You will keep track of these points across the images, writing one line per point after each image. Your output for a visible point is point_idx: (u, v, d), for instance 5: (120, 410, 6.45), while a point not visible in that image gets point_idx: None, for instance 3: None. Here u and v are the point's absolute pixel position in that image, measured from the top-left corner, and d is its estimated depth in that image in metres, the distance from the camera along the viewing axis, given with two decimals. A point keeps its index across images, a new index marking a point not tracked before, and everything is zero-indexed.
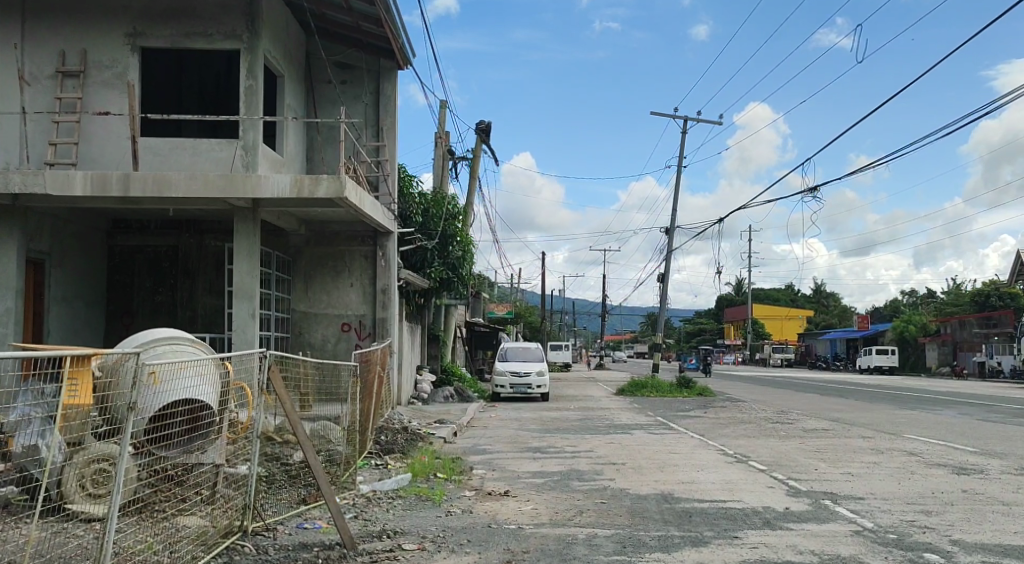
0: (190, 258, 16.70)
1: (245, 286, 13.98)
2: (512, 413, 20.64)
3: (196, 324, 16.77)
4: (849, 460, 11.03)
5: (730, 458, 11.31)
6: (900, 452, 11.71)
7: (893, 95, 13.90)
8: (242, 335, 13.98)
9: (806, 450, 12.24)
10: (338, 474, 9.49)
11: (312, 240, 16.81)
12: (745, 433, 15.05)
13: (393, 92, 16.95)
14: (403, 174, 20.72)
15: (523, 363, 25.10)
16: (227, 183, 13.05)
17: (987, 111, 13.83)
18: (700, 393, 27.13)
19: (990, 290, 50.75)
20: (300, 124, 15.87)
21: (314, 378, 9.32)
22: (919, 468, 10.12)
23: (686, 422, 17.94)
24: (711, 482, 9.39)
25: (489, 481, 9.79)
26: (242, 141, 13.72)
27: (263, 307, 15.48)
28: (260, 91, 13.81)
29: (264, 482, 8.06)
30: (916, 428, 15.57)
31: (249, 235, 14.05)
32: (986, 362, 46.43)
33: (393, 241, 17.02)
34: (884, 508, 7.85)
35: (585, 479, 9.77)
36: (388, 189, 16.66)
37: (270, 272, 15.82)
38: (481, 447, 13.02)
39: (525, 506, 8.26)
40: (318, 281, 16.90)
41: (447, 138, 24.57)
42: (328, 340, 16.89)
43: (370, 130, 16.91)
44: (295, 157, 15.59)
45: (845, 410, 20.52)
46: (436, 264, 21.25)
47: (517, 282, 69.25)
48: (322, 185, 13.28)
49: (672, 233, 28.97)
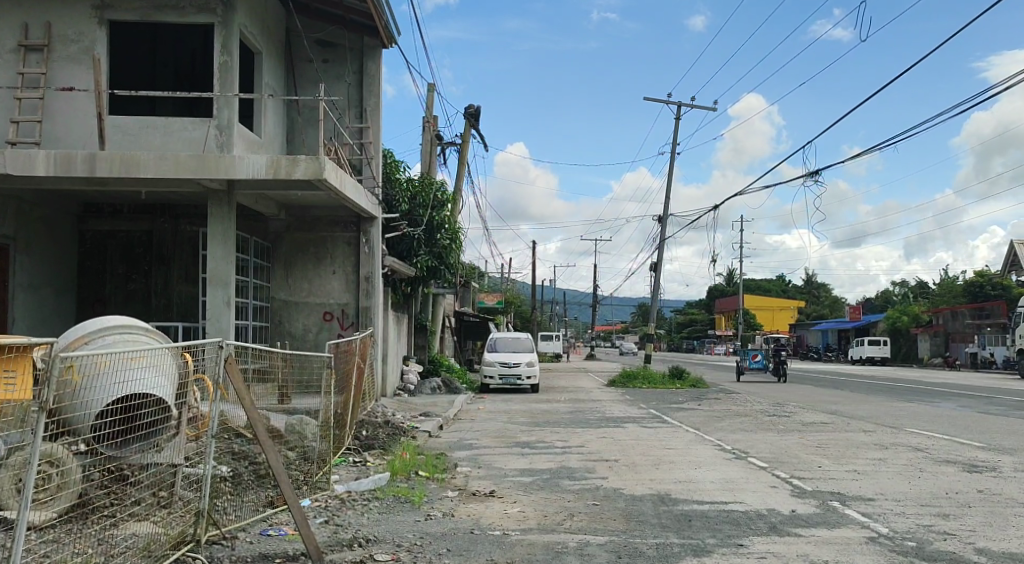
0: (165, 243, 15.97)
1: (219, 273, 13.32)
2: (501, 405, 20.04)
3: (171, 313, 16.07)
4: (853, 456, 10.45)
5: (729, 454, 10.72)
6: (906, 447, 11.15)
7: (899, 74, 13.28)
8: (217, 324, 13.35)
9: (807, 446, 11.66)
10: (311, 473, 8.86)
11: (293, 226, 16.13)
12: (742, 427, 14.48)
13: (377, 71, 16.23)
14: (389, 158, 20.04)
15: (512, 353, 24.50)
16: (199, 164, 12.39)
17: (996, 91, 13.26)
18: (693, 384, 26.59)
19: (982, 280, 50.45)
20: (279, 103, 15.19)
21: (289, 369, 8.71)
22: (929, 466, 9.55)
23: (680, 414, 17.38)
24: (710, 481, 8.80)
25: (474, 480, 9.18)
26: (217, 120, 13.05)
27: (240, 296, 14.80)
28: (235, 67, 13.12)
29: (228, 483, 7.42)
30: (918, 421, 15.04)
31: (224, 220, 13.38)
32: (979, 353, 46.17)
33: (377, 226, 16.32)
34: (897, 511, 7.27)
35: (576, 478, 9.18)
36: (372, 173, 15.96)
37: (248, 259, 15.13)
38: (467, 442, 12.41)
39: (511, 509, 7.67)
40: (299, 268, 16.22)
41: (436, 122, 23.87)
42: (309, 330, 16.22)
43: (353, 111, 16.21)
44: (274, 138, 14.92)
45: (842, 402, 20.01)
46: (422, 252, 20.58)
47: (507, 273, 68.67)
48: (300, 166, 12.61)
49: (665, 221, 28.36)
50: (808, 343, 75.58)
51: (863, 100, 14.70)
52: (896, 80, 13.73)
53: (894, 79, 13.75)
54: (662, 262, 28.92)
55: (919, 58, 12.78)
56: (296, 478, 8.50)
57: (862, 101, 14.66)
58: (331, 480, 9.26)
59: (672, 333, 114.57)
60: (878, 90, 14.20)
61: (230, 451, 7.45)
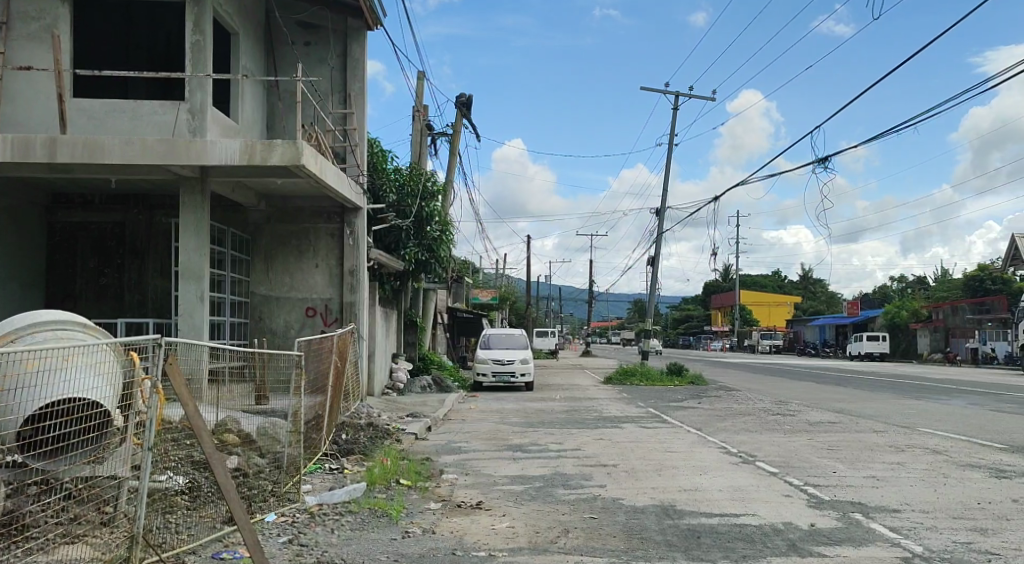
0: (139, 236, 15.18)
1: (192, 266, 12.54)
2: (493, 404, 19.30)
3: (145, 309, 15.28)
4: (870, 461, 9.69)
5: (735, 459, 9.97)
6: (923, 450, 10.41)
7: (913, 54, 12.49)
8: (191, 320, 12.58)
9: (817, 448, 10.91)
10: (280, 483, 8.06)
11: (274, 217, 15.33)
12: (747, 427, 13.72)
13: (361, 55, 15.39)
14: (376, 148, 19.26)
15: (506, 350, 23.73)
16: (168, 149, 11.59)
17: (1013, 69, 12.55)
18: (692, 382, 25.84)
19: (983, 274, 49.78)
20: (258, 88, 14.38)
21: (263, 367, 7.98)
22: (953, 471, 8.79)
23: (681, 413, 16.63)
24: (717, 489, 8.06)
25: (460, 490, 8.41)
26: (189, 103, 12.26)
27: (216, 291, 14.03)
28: (208, 47, 12.33)
29: (184, 497, 6.67)
30: (930, 420, 14.31)
31: (196, 209, 12.57)
32: (979, 349, 45.54)
33: (362, 217, 15.54)
34: (927, 524, 6.50)
35: (571, 486, 8.43)
36: (356, 161, 15.14)
37: (224, 252, 14.36)
38: (456, 446, 11.64)
39: (499, 524, 6.91)
40: (280, 262, 15.43)
41: (426, 112, 23.05)
42: (291, 326, 15.42)
43: (337, 96, 15.38)
44: (253, 124, 14.14)
45: (847, 400, 19.29)
46: (411, 245, 19.77)
47: (500, 268, 67.86)
48: (276, 151, 11.80)
49: (662, 214, 27.56)
50: (805, 339, 75.08)
51: (871, 84, 13.92)
52: (906, 63, 12.95)
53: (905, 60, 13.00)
54: (659, 255, 28.21)
55: (934, 37, 11.99)
56: (262, 487, 7.72)
57: (870, 84, 13.89)
58: (303, 489, 8.51)
59: (668, 328, 113.94)
60: (886, 75, 13.43)
61: (184, 460, 6.64)
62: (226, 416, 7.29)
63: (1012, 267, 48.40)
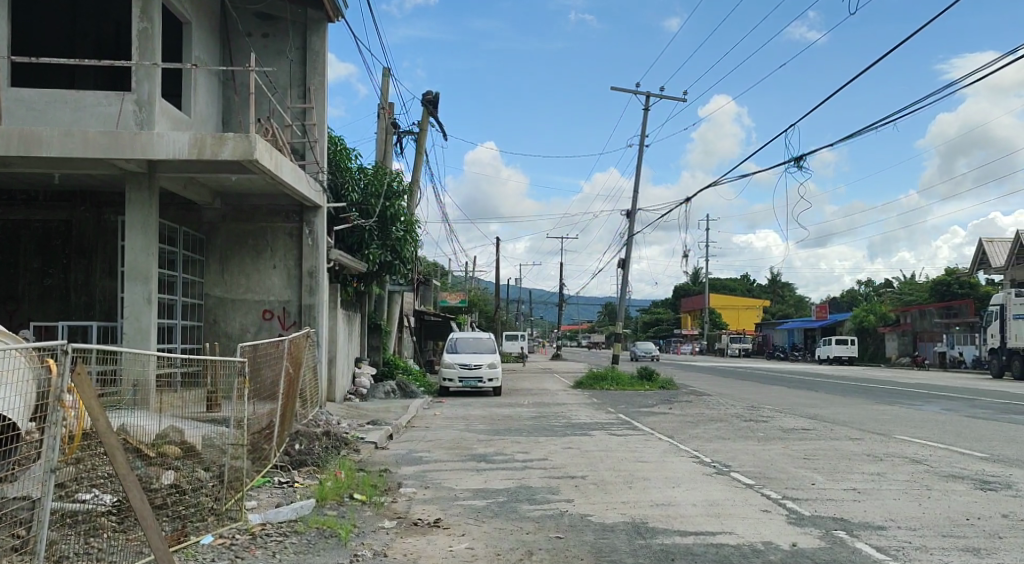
0: (85, 235, 14.34)
1: (138, 267, 11.78)
2: (460, 409, 18.74)
3: (93, 312, 14.44)
4: (848, 471, 9.34)
5: (709, 470, 9.53)
6: (903, 460, 10.10)
7: (893, 48, 12.29)
8: (136, 323, 11.83)
9: (793, 457, 10.55)
10: (221, 500, 7.40)
11: (229, 216, 14.63)
12: (719, 434, 13.35)
13: (322, 47, 14.76)
14: (339, 145, 18.65)
15: (474, 354, 23.17)
16: (112, 142, 10.82)
17: (991, 64, 12.33)
18: (663, 386, 25.50)
19: (950, 278, 50.31)
20: (212, 80, 13.66)
21: (212, 372, 7.44)
22: (935, 483, 8.46)
23: (652, 419, 16.21)
24: (691, 504, 7.59)
25: (418, 505, 7.85)
26: (136, 94, 11.51)
27: (166, 293, 13.32)
28: (157, 35, 11.60)
29: (110, 518, 6.00)
30: (905, 426, 14.08)
31: (143, 206, 11.79)
32: (947, 352, 45.94)
33: (322, 216, 14.91)
34: (916, 543, 6.08)
35: (537, 501, 7.92)
36: (315, 158, 14.50)
37: (176, 252, 13.65)
38: (416, 456, 11.07)
39: (457, 545, 6.37)
40: (236, 262, 14.73)
41: (392, 109, 22.46)
42: (247, 329, 14.71)
43: (296, 91, 14.73)
44: (206, 118, 13.42)
45: (820, 405, 19.08)
46: (375, 246, 19.16)
47: (469, 271, 67.11)
48: (227, 145, 11.04)
49: (633, 216, 27.25)
50: (775, 342, 75.51)
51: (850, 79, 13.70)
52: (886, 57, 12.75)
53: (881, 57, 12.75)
54: (629, 258, 27.92)
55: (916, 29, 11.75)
56: (201, 504, 7.10)
57: (848, 80, 13.69)
58: (248, 507, 7.85)
59: (637, 331, 114.11)
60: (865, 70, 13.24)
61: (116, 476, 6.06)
62: (170, 426, 6.82)
63: (978, 271, 49.00)
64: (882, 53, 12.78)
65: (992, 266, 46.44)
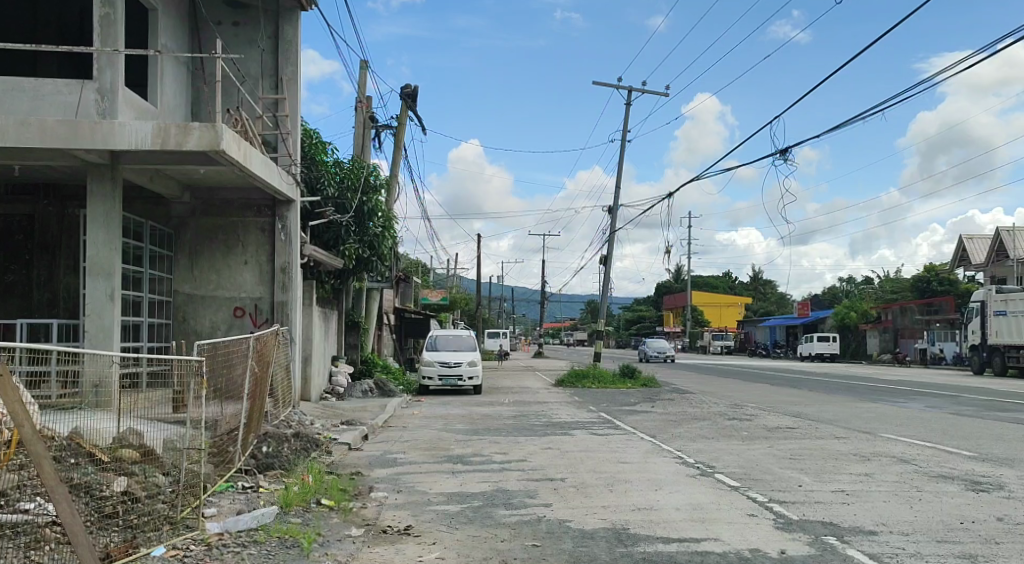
0: (49, 230, 13.54)
1: (101, 262, 10.98)
2: (439, 408, 18.37)
3: (57, 309, 13.61)
4: (835, 473, 9.10)
5: (693, 471, 9.22)
6: (891, 460, 9.89)
7: (883, 34, 12.10)
8: (99, 322, 11.02)
9: (779, 457, 10.30)
10: (177, 507, 6.96)
11: (198, 210, 14.12)
12: (702, 434, 13.10)
13: (295, 36, 14.27)
14: (314, 138, 18.20)
15: (453, 352, 22.79)
16: (71, 132, 10.17)
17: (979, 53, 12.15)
18: (646, 384, 25.25)
19: (930, 276, 50.56)
20: (179, 69, 13.14)
21: (181, 372, 7.14)
22: (925, 485, 8.25)
23: (634, 418, 15.94)
24: (674, 508, 7.26)
25: (389, 510, 7.48)
26: (97, 82, 10.82)
27: (132, 289, 12.82)
28: (120, 20, 10.94)
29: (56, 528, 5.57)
30: (890, 425, 13.92)
31: (105, 199, 10.99)
32: (928, 349, 46.10)
33: (295, 211, 14.44)
34: (910, 550, 5.81)
35: (513, 505, 7.55)
36: (288, 150, 14.02)
37: (142, 247, 13.16)
38: (391, 458, 10.67)
39: (427, 554, 6.01)
40: (205, 258, 14.23)
41: (369, 103, 22.00)
42: (217, 327, 14.24)
43: (268, 81, 14.24)
44: (173, 108, 12.89)
45: (803, 403, 18.93)
46: (351, 241, 18.71)
47: (451, 268, 66.77)
48: (192, 135, 10.38)
49: (615, 213, 26.97)
50: (756, 340, 75.64)
51: (835, 71, 13.48)
52: (875, 45, 12.53)
53: (868, 47, 12.53)
54: (611, 255, 27.67)
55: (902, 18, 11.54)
56: (156, 511, 6.65)
57: (836, 69, 13.47)
58: (205, 514, 7.30)
59: (620, 329, 114.14)
60: (853, 58, 13.01)
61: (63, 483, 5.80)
62: (125, 428, 6.43)
63: (958, 268, 49.26)
64: (868, 44, 12.56)
65: (972, 263, 46.69)
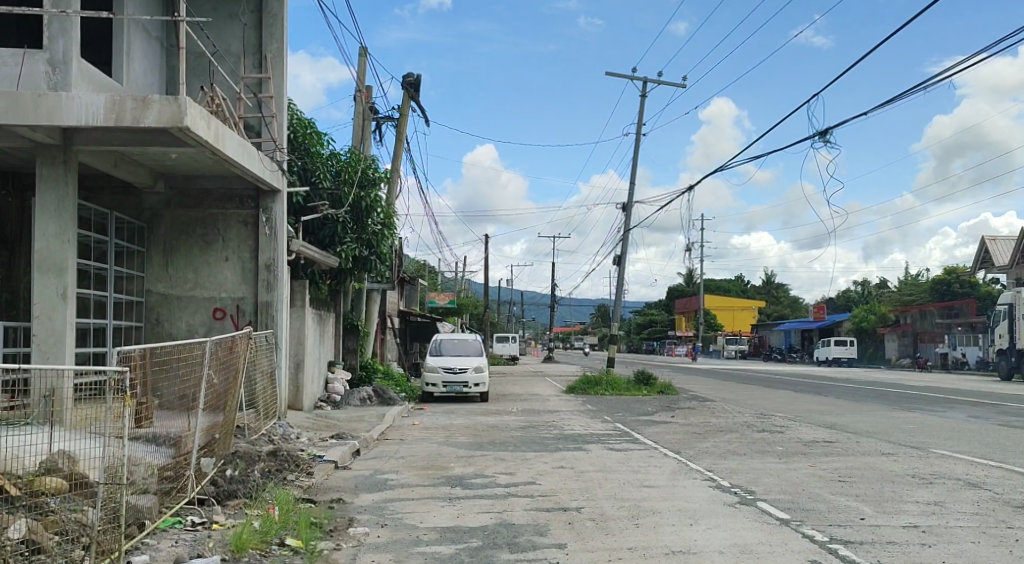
0: (6, 222, 12.08)
1: (51, 256, 9.67)
2: (441, 418, 17.01)
3: (16, 311, 12.09)
4: (900, 500, 7.72)
5: (731, 499, 7.83)
6: (959, 485, 8.47)
7: (913, 17, 10.75)
8: (49, 324, 9.69)
9: (828, 479, 8.91)
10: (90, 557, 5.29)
11: (173, 201, 12.79)
12: (732, 449, 11.71)
13: (279, 9, 12.89)
14: (308, 127, 16.96)
15: (458, 357, 21.40)
16: (10, 105, 8.79)
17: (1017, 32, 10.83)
18: (663, 391, 23.81)
19: (950, 277, 48.98)
20: (151, 44, 11.86)
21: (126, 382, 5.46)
22: (1014, 520, 6.85)
23: (654, 429, 14.55)
24: (717, 552, 5.90)
25: (368, 553, 6.13)
26: (49, 52, 9.51)
27: (93, 286, 11.47)
28: None
29: None
30: (939, 439, 12.52)
31: (57, 184, 9.67)
32: (949, 354, 44.29)
33: (280, 201, 13.13)
34: None
35: (521, 547, 6.19)
36: (272, 135, 12.67)
37: (107, 241, 11.84)
38: (381, 479, 9.33)
39: None
40: (181, 254, 12.90)
41: (369, 92, 20.68)
42: (194, 331, 12.90)
43: (251, 59, 12.92)
44: (143, 84, 11.58)
45: (834, 412, 17.53)
46: (348, 239, 17.38)
47: (460, 272, 65.62)
48: (151, 109, 9.05)
49: (629, 210, 25.54)
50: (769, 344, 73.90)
51: (864, 56, 12.23)
52: (902, 28, 11.15)
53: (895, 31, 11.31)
54: (626, 253, 26.36)
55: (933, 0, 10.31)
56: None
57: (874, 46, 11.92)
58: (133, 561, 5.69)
59: (632, 333, 112.56)
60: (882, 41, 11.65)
61: None
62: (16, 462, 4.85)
63: (980, 270, 47.67)
64: (897, 29, 11.28)
65: (995, 265, 44.92)
